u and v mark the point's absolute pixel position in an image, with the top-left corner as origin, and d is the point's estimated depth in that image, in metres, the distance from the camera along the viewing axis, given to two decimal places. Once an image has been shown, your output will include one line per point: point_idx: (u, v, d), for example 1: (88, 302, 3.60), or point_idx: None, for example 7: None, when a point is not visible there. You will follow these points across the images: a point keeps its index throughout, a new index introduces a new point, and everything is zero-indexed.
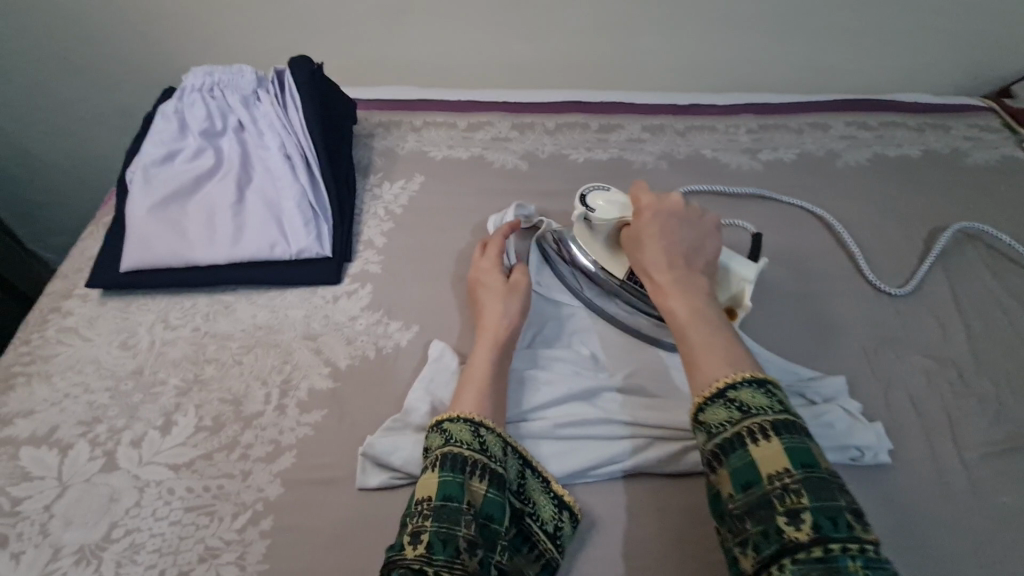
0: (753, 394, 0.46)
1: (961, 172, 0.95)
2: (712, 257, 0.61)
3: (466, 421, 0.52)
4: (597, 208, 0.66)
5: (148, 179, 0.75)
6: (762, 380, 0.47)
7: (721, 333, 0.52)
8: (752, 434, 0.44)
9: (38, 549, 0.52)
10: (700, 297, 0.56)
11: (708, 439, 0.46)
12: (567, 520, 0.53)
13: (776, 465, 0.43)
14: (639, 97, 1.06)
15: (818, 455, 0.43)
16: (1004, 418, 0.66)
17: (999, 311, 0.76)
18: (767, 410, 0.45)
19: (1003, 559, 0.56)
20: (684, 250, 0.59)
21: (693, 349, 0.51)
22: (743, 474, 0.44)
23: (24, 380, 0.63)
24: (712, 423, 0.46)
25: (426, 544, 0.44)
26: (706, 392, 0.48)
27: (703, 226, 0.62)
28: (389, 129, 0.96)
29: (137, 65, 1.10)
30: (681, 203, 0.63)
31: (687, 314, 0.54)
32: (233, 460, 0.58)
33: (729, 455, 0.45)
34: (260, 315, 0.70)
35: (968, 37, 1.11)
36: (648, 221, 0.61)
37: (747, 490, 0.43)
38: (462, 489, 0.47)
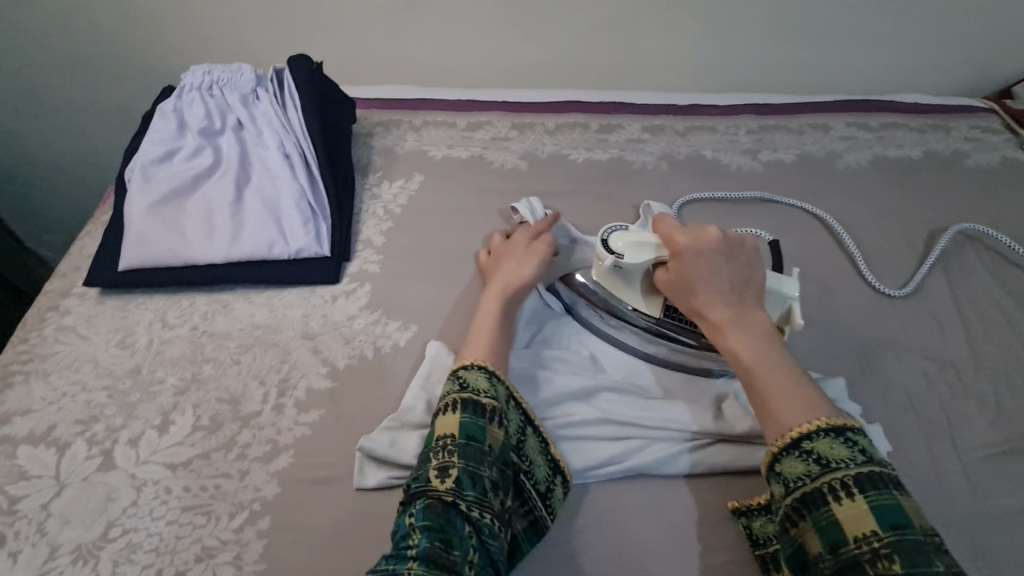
0: (832, 444, 0.45)
1: (962, 174, 0.95)
2: (762, 286, 0.57)
3: (481, 370, 0.54)
4: (623, 255, 0.61)
5: (147, 178, 0.74)
6: (842, 427, 0.45)
7: (794, 378, 0.50)
8: (834, 490, 0.43)
9: (35, 548, 0.52)
10: (762, 338, 0.53)
11: (787, 493, 0.45)
12: (556, 486, 0.55)
13: (862, 525, 0.41)
14: (639, 97, 1.06)
15: (911, 513, 0.41)
16: (1004, 420, 0.66)
17: (999, 314, 0.76)
18: (847, 463, 0.43)
19: (1002, 563, 0.56)
20: (734, 287, 0.55)
21: (766, 402, 0.49)
22: (828, 533, 0.42)
23: (22, 379, 0.63)
24: (788, 476, 0.46)
25: (456, 479, 0.47)
26: (779, 443, 0.47)
27: (747, 253, 0.58)
28: (389, 128, 0.96)
29: (136, 63, 1.10)
30: (719, 234, 0.58)
31: (752, 361, 0.52)
32: (231, 459, 0.58)
33: (812, 511, 0.43)
34: (259, 314, 0.70)
35: (970, 39, 1.10)
36: (689, 262, 0.57)
37: (833, 551, 0.41)
38: (484, 432, 0.50)
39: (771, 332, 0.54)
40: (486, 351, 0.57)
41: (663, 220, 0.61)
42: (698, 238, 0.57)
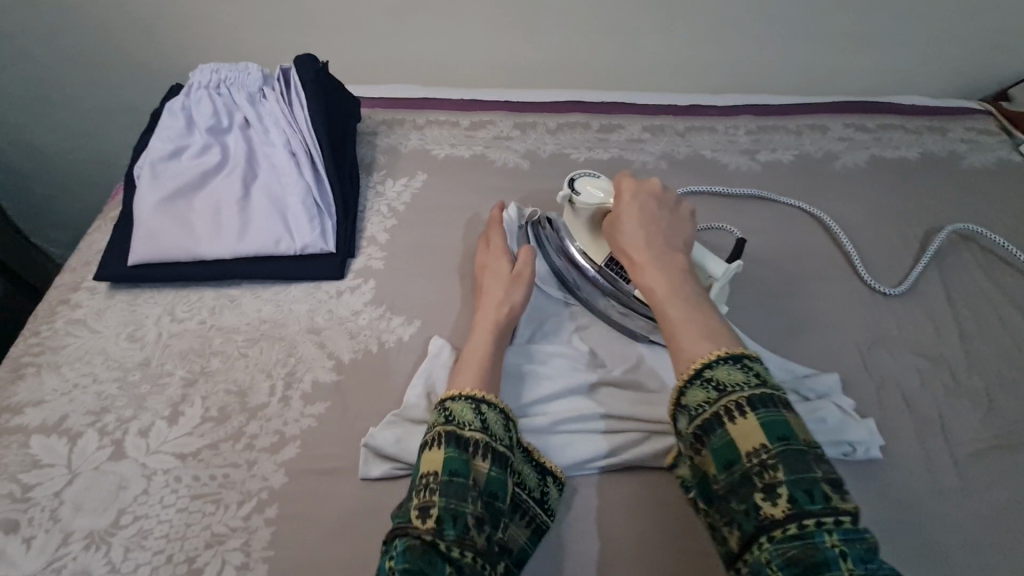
0: (729, 371, 0.47)
1: (957, 175, 0.96)
2: (688, 238, 0.63)
3: (467, 399, 0.52)
4: (578, 191, 0.67)
5: (156, 175, 0.76)
6: (739, 356, 0.48)
7: (701, 310, 0.54)
8: (729, 412, 0.45)
9: (48, 534, 0.53)
10: (680, 275, 0.57)
11: (690, 420, 0.47)
12: (551, 484, 0.56)
13: (753, 441, 0.44)
14: (639, 97, 1.08)
15: (795, 427, 0.44)
16: (994, 416, 0.67)
17: (992, 312, 0.77)
18: (742, 386, 0.46)
19: (990, 553, 0.57)
20: (662, 230, 0.61)
21: (673, 328, 0.53)
22: (722, 453, 0.45)
23: (33, 371, 0.64)
24: (690, 404, 0.48)
25: (437, 518, 0.44)
26: (686, 373, 0.49)
27: (676, 208, 0.65)
28: (392, 127, 0.97)
29: (142, 61, 1.11)
30: (657, 188, 0.65)
31: (666, 292, 0.56)
32: (239, 450, 0.59)
33: (710, 434, 0.46)
34: (265, 309, 0.71)
35: (966, 42, 1.12)
36: (625, 203, 0.63)
37: (727, 469, 0.44)
38: (468, 466, 0.48)
39: (689, 274, 0.58)
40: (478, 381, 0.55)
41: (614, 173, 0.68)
42: (635, 185, 0.64)
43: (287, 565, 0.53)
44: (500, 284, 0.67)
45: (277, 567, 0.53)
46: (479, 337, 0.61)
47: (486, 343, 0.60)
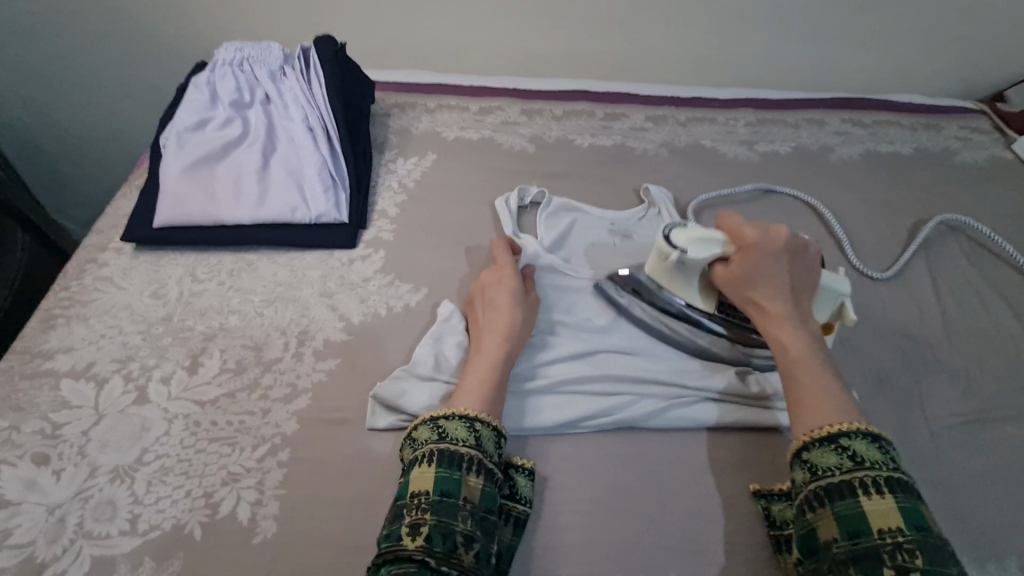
0: (867, 447, 0.50)
1: (949, 170, 0.99)
2: (811, 290, 0.62)
3: (460, 418, 0.54)
4: (686, 250, 0.64)
5: (181, 144, 0.80)
6: (877, 434, 0.51)
7: (833, 378, 0.56)
8: (865, 486, 0.48)
9: (76, 467, 0.57)
10: (811, 339, 0.59)
11: (815, 479, 0.50)
12: (517, 474, 0.58)
13: (888, 521, 0.46)
14: (643, 89, 1.11)
15: (928, 519, 0.47)
16: (971, 393, 0.70)
17: (976, 298, 0.80)
18: (881, 466, 0.49)
19: (963, 517, 0.60)
20: (790, 290, 0.61)
21: (804, 394, 0.55)
22: (849, 521, 0.47)
23: (64, 321, 0.68)
24: (820, 466, 0.51)
25: (426, 536, 0.47)
26: (814, 434, 0.52)
27: (807, 259, 0.63)
28: (404, 110, 1.01)
29: (165, 42, 1.15)
30: (787, 237, 0.62)
31: (798, 356, 0.57)
32: (254, 399, 0.63)
33: (838, 500, 0.48)
34: (280, 273, 0.75)
35: (964, 42, 1.15)
36: (756, 260, 0.61)
37: (853, 538, 0.47)
38: (460, 485, 0.50)
39: (818, 336, 0.60)
40: (479, 401, 0.56)
41: (731, 218, 0.66)
42: (768, 238, 0.62)
43: (298, 503, 0.56)
44: (514, 302, 0.66)
45: (289, 504, 0.56)
46: (487, 358, 0.61)
47: (493, 363, 0.60)
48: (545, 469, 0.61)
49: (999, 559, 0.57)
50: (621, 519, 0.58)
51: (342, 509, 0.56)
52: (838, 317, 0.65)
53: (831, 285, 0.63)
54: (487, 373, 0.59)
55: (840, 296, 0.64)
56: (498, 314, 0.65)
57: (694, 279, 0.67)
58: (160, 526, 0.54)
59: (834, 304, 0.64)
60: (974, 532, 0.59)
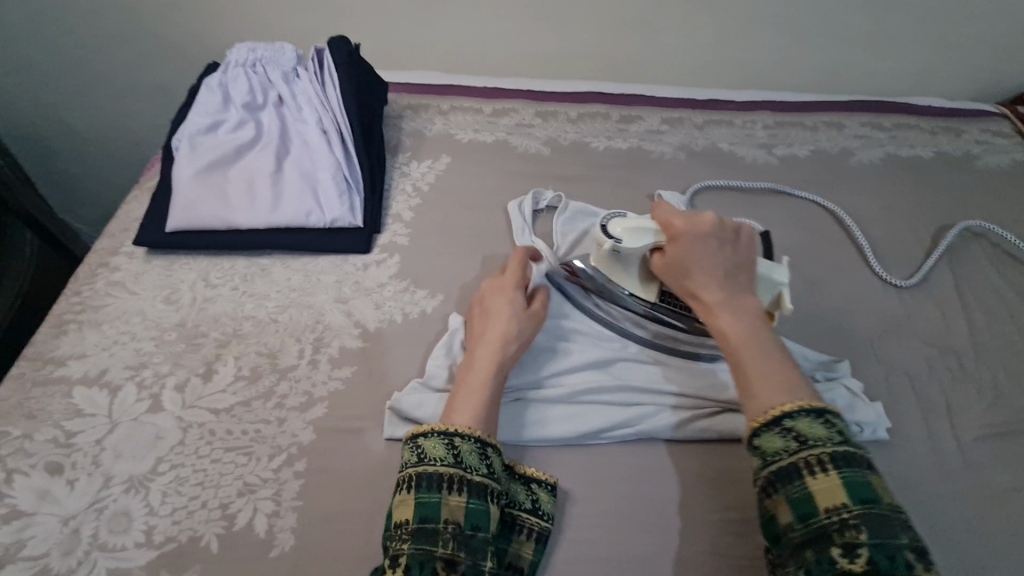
0: (810, 424, 0.48)
1: (971, 174, 0.98)
2: (747, 273, 0.61)
3: (439, 435, 0.53)
4: (622, 240, 0.62)
5: (194, 147, 0.79)
6: (821, 409, 0.49)
7: (776, 355, 0.54)
8: (809, 465, 0.46)
9: (90, 478, 0.56)
10: (753, 318, 0.57)
11: (765, 466, 0.48)
12: (539, 489, 0.57)
13: (834, 498, 0.44)
14: (659, 90, 1.10)
15: (879, 491, 0.45)
16: (999, 404, 0.69)
17: (1001, 306, 0.79)
18: (825, 442, 0.47)
19: (994, 533, 0.59)
20: (724, 272, 0.60)
21: (748, 377, 0.53)
22: (799, 504, 0.45)
23: (76, 327, 0.67)
24: (767, 450, 0.49)
25: (404, 566, 0.46)
26: (760, 418, 0.50)
27: (737, 242, 0.62)
28: (418, 112, 1.00)
29: (176, 43, 1.14)
30: (714, 223, 0.62)
31: (740, 339, 0.56)
32: (269, 407, 0.62)
33: (787, 484, 0.46)
34: (295, 279, 0.74)
35: (985, 44, 1.13)
36: (688, 248, 0.60)
37: (805, 520, 0.45)
38: (439, 508, 0.50)
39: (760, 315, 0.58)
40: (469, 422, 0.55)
41: (661, 207, 0.65)
42: (693, 224, 0.61)
43: (315, 515, 0.55)
44: (512, 313, 0.63)
45: (306, 516, 0.55)
46: (480, 372, 0.59)
47: (485, 381, 0.58)
48: (565, 480, 0.60)
49: None
50: (643, 533, 0.56)
51: (360, 521, 0.55)
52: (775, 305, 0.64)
53: (766, 272, 0.63)
54: (476, 392, 0.57)
55: (778, 287, 0.63)
56: (493, 325, 0.62)
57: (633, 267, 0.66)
58: (176, 537, 0.53)
59: (773, 293, 0.64)
60: (1006, 548, 0.58)
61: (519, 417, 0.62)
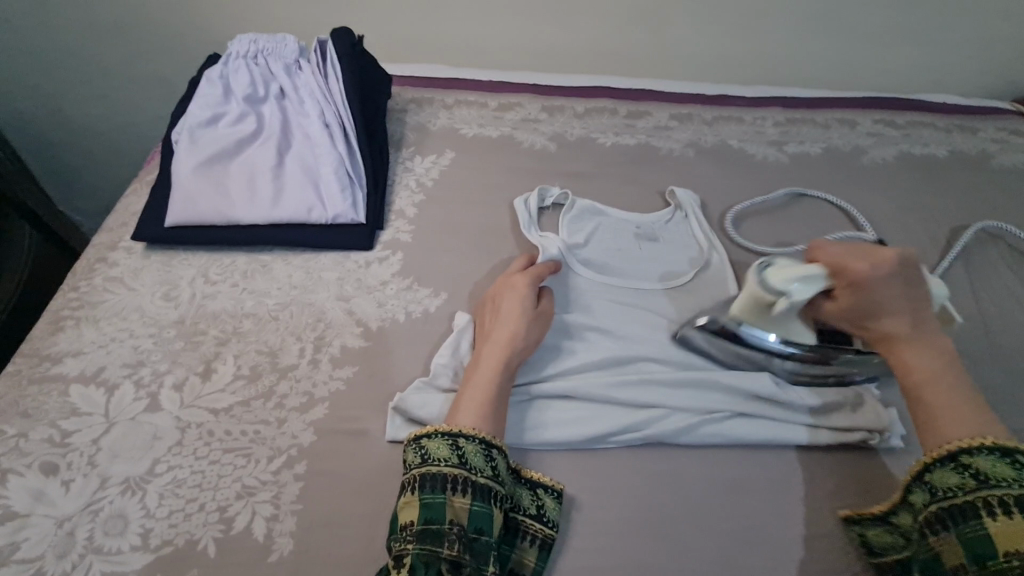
0: (994, 463, 0.48)
1: (987, 174, 0.95)
2: (925, 297, 0.56)
3: (444, 436, 0.52)
4: (790, 294, 0.57)
5: (194, 139, 0.78)
6: (1010, 448, 0.48)
7: (969, 395, 0.52)
8: (989, 506, 0.46)
9: (86, 478, 0.55)
10: (944, 356, 0.54)
11: (935, 500, 0.49)
12: (546, 495, 0.55)
13: (1015, 542, 0.44)
14: (668, 86, 1.08)
15: None
16: (1016, 410, 0.67)
17: (1018, 310, 0.77)
18: (1009, 484, 0.46)
19: None
20: (913, 306, 0.55)
21: (933, 417, 0.52)
22: (974, 545, 0.46)
23: (73, 323, 0.66)
24: (939, 486, 0.50)
25: (409, 566, 0.46)
26: (936, 453, 0.50)
27: (917, 273, 0.56)
28: (421, 106, 0.98)
29: (178, 34, 1.13)
30: (892, 255, 0.55)
31: (931, 381, 0.53)
32: (269, 407, 0.61)
33: (961, 522, 0.47)
34: (295, 276, 0.73)
35: (1002, 41, 1.10)
36: (868, 291, 0.54)
37: (979, 561, 0.45)
38: (444, 509, 0.49)
39: (943, 344, 0.55)
40: (475, 418, 0.54)
41: (825, 248, 0.58)
42: (875, 264, 0.54)
43: (315, 519, 0.54)
44: (522, 312, 0.62)
45: (306, 520, 0.54)
46: (485, 371, 0.58)
47: (493, 379, 0.57)
48: (572, 486, 0.58)
49: None
50: (652, 539, 0.55)
51: (361, 525, 0.54)
52: (942, 319, 0.62)
53: (940, 293, 0.58)
54: (485, 390, 0.56)
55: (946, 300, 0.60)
56: (504, 323, 0.62)
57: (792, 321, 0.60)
58: (173, 541, 0.52)
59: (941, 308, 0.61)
60: None
61: (522, 419, 0.61)
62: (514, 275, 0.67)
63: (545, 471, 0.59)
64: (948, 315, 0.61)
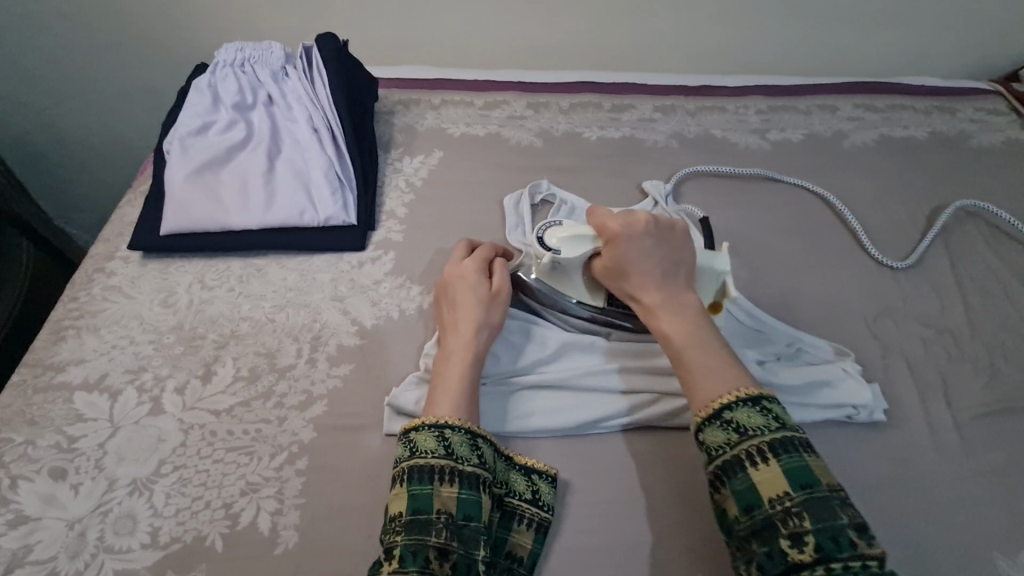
0: (749, 414, 0.50)
1: (965, 153, 0.97)
2: (686, 263, 0.62)
3: (432, 428, 0.53)
4: (558, 251, 0.64)
5: (185, 149, 0.80)
6: (756, 397, 0.51)
7: (719, 350, 0.55)
8: (750, 456, 0.48)
9: (95, 481, 0.57)
10: (692, 317, 0.58)
11: (709, 461, 0.50)
12: (540, 480, 0.57)
13: (776, 488, 0.46)
14: (651, 78, 1.09)
15: (817, 473, 0.46)
16: (996, 381, 0.69)
17: (997, 285, 0.79)
18: (763, 431, 0.49)
19: (990, 509, 0.59)
20: (665, 270, 0.60)
21: (691, 372, 0.54)
22: (745, 497, 0.47)
23: (74, 333, 0.68)
24: (710, 445, 0.50)
25: (398, 558, 0.46)
26: (704, 412, 0.51)
27: (677, 237, 0.62)
28: (409, 107, 0.99)
29: (164, 43, 1.14)
30: (649, 219, 0.62)
31: (683, 338, 0.56)
32: (269, 406, 0.63)
33: (732, 477, 0.48)
34: (290, 278, 0.75)
35: (979, 22, 1.12)
36: (625, 247, 0.61)
37: (750, 512, 0.46)
38: (432, 499, 0.50)
39: (703, 314, 0.58)
40: (453, 406, 0.56)
41: (596, 210, 0.65)
42: (630, 225, 0.61)
43: (318, 510, 0.56)
44: (476, 299, 0.64)
45: (309, 512, 0.56)
46: (455, 362, 0.59)
47: (463, 371, 0.58)
48: (563, 473, 0.60)
49: None
50: (641, 519, 0.57)
51: (362, 516, 0.56)
52: (722, 294, 0.65)
53: (705, 262, 0.63)
54: (457, 381, 0.57)
55: (722, 275, 0.64)
56: (462, 311, 0.63)
57: (575, 278, 0.67)
58: (181, 538, 0.54)
59: (717, 283, 0.64)
60: (1004, 524, 0.58)
61: (512, 408, 0.62)
62: (462, 264, 0.67)
63: (537, 456, 0.61)
64: (728, 289, 0.64)
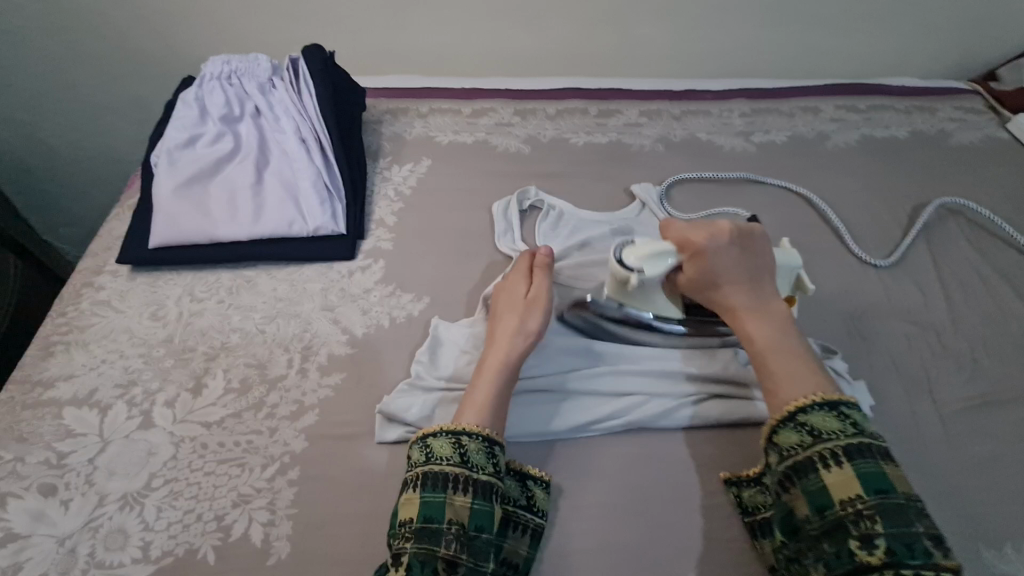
0: (824, 418, 0.52)
1: (945, 152, 0.99)
2: (767, 273, 0.62)
3: (448, 435, 0.54)
4: (642, 269, 0.61)
5: (173, 162, 0.80)
6: (836, 402, 0.53)
7: (800, 356, 0.57)
8: (825, 459, 0.50)
9: (85, 497, 0.56)
10: (776, 324, 0.59)
11: (782, 460, 0.52)
12: (536, 486, 0.58)
13: (848, 490, 0.48)
14: (636, 83, 1.11)
15: (895, 480, 0.48)
16: (980, 375, 0.70)
17: (979, 281, 0.80)
18: (838, 435, 0.51)
19: (976, 503, 0.59)
20: (746, 279, 0.61)
21: (771, 376, 0.56)
22: (814, 498, 0.49)
23: (63, 348, 0.68)
24: (783, 445, 0.53)
25: (406, 566, 0.47)
26: (780, 415, 0.54)
27: (759, 243, 0.63)
28: (397, 116, 1.00)
29: (151, 57, 1.14)
30: (730, 230, 0.62)
31: (763, 344, 0.58)
32: (260, 418, 0.62)
33: (804, 477, 0.50)
34: (280, 288, 0.75)
35: (956, 24, 1.14)
36: (705, 258, 0.61)
37: (821, 512, 0.49)
38: (444, 508, 0.50)
39: (786, 319, 0.60)
40: (480, 413, 0.56)
41: (671, 224, 0.64)
42: (711, 237, 0.62)
43: (310, 521, 0.56)
44: (514, 308, 0.64)
45: (301, 522, 0.56)
46: (489, 369, 0.59)
47: (494, 379, 0.58)
48: (557, 477, 0.60)
49: (1016, 542, 0.56)
50: (635, 521, 0.57)
51: (355, 525, 0.56)
52: (797, 287, 0.67)
53: (784, 260, 0.64)
54: (488, 389, 0.57)
55: (795, 270, 0.65)
56: (504, 320, 0.63)
57: (655, 296, 0.64)
58: (172, 551, 0.54)
59: (792, 278, 0.66)
60: (991, 517, 0.58)
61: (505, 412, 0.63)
62: (509, 276, 0.68)
63: (531, 461, 0.61)
64: (802, 283, 0.67)
